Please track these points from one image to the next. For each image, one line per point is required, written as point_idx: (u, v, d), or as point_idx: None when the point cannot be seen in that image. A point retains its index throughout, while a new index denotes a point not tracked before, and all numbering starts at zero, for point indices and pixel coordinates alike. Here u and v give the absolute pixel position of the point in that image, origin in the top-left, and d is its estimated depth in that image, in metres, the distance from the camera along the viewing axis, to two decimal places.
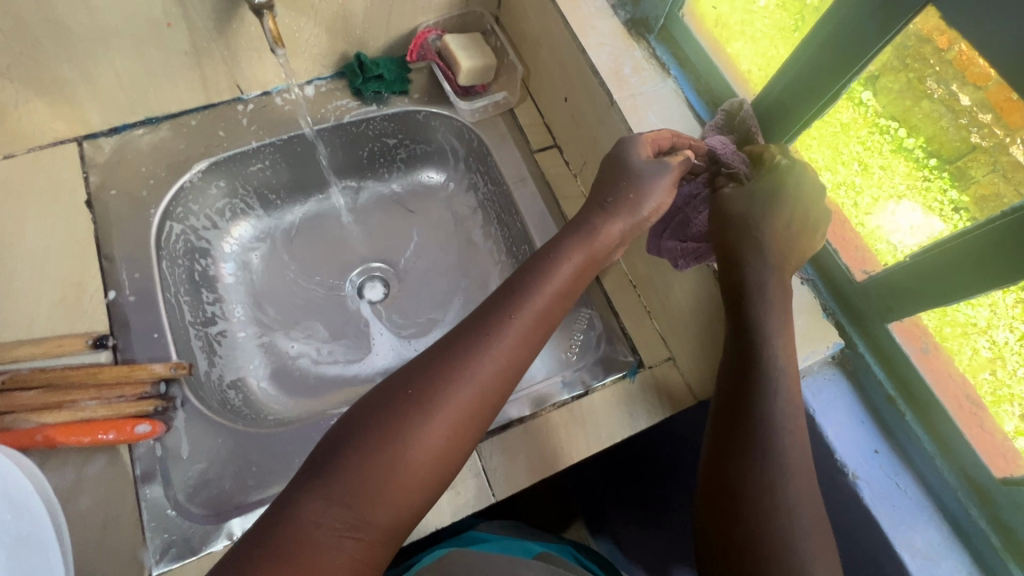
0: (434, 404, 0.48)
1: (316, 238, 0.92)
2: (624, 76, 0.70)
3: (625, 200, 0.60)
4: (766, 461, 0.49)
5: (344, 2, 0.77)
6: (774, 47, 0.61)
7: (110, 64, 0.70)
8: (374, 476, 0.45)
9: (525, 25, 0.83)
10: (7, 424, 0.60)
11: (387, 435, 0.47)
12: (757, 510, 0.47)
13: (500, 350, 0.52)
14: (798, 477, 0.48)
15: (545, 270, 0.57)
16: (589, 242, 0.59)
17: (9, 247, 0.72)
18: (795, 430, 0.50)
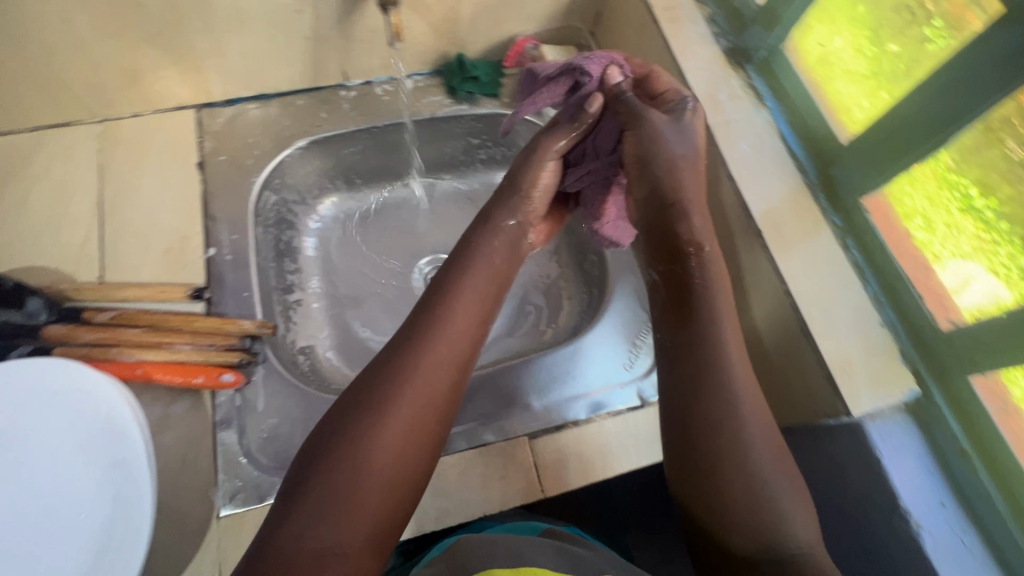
0: (395, 404, 0.52)
1: (392, 224, 0.96)
2: (720, 102, 0.71)
3: (522, 184, 0.70)
4: (719, 441, 0.52)
5: (456, 5, 0.81)
6: (859, 97, 0.63)
7: (239, 42, 0.76)
8: (348, 480, 0.48)
9: (623, 43, 0.86)
10: (111, 355, 0.66)
11: (348, 444, 0.49)
12: (729, 494, 0.51)
13: (441, 341, 0.56)
14: (752, 442, 0.52)
15: (470, 253, 0.64)
16: (512, 211, 0.69)
17: (127, 197, 0.78)
18: (733, 397, 0.53)
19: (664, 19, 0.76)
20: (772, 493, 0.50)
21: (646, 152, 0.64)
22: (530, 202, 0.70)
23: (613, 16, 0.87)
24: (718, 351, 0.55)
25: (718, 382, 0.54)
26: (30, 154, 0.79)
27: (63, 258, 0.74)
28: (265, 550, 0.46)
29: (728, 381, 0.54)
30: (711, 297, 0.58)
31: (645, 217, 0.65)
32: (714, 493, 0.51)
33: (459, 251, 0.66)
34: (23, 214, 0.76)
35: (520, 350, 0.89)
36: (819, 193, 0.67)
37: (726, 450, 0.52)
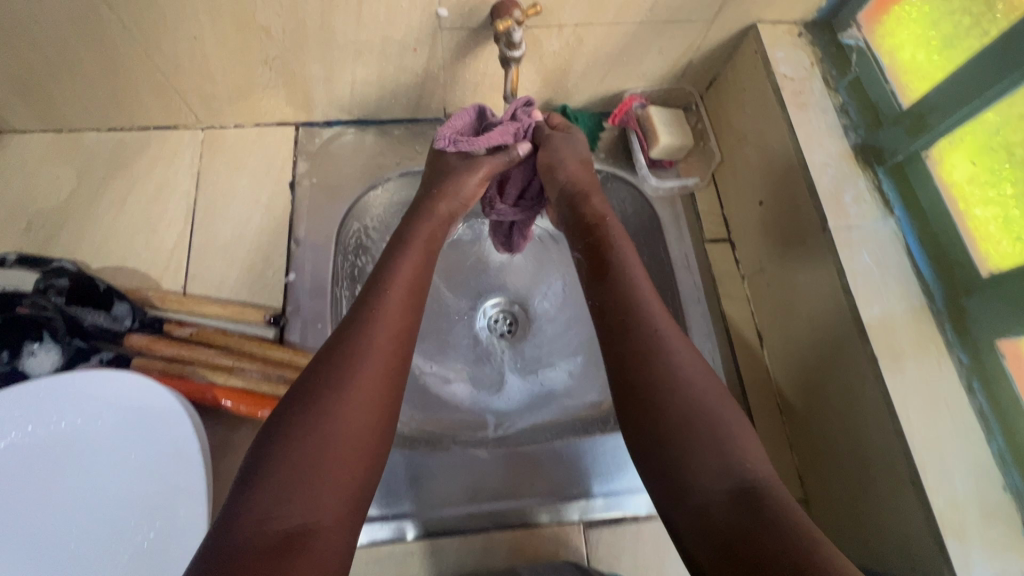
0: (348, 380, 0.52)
1: (465, 266, 0.96)
2: (843, 204, 0.66)
3: (444, 186, 0.71)
4: (654, 374, 0.54)
5: (570, 58, 0.78)
6: (976, 202, 0.60)
7: (351, 72, 0.76)
8: (311, 453, 0.47)
9: (736, 116, 0.81)
10: (185, 373, 0.66)
11: (306, 420, 0.48)
12: (673, 422, 0.52)
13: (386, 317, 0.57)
14: (690, 373, 0.54)
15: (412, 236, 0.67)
16: (445, 198, 0.71)
17: (220, 207, 0.79)
18: (660, 334, 0.56)
19: (792, 104, 0.71)
20: (724, 445, 0.50)
21: (552, 163, 0.71)
22: (461, 195, 0.71)
23: (728, 86, 0.83)
24: (641, 305, 0.58)
25: (648, 325, 0.57)
26: (136, 152, 0.81)
27: (152, 262, 0.75)
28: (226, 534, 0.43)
29: (652, 327, 0.57)
30: (626, 259, 0.63)
31: (563, 216, 0.71)
32: (673, 429, 0.51)
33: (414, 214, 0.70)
34: (121, 212, 0.78)
35: (578, 415, 0.86)
36: (946, 324, 0.61)
37: (661, 381, 0.54)
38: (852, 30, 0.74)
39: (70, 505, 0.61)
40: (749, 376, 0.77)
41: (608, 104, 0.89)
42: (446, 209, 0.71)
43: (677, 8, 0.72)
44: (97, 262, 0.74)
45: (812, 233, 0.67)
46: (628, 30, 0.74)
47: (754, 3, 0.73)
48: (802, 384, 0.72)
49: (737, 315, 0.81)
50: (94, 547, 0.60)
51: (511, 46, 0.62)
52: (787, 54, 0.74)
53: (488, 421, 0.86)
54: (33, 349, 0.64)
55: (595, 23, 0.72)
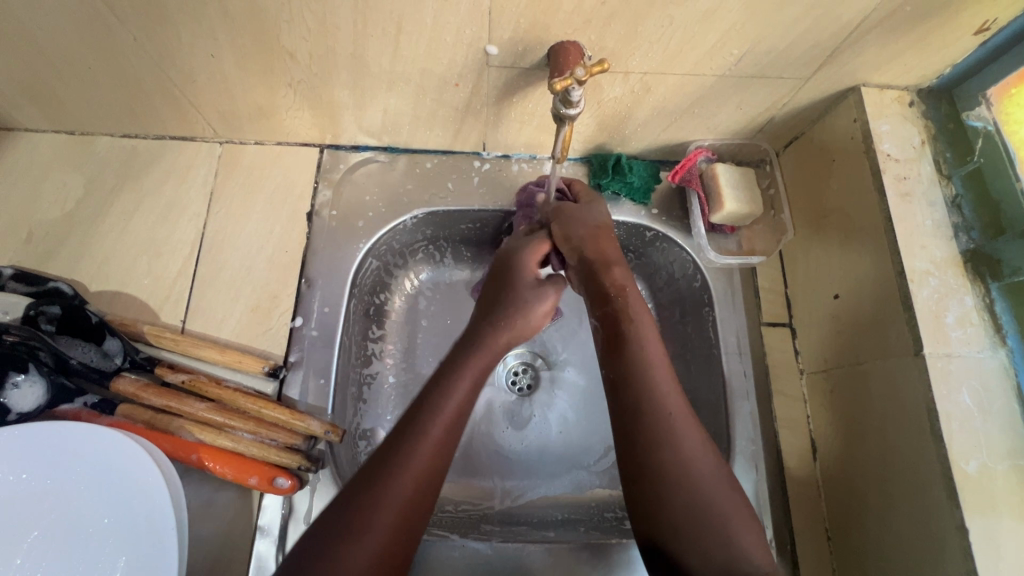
0: (392, 483, 0.47)
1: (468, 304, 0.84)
2: (944, 326, 0.55)
3: (512, 309, 0.59)
4: (660, 462, 0.50)
5: (633, 106, 0.68)
6: None
7: (384, 101, 0.68)
8: None
9: (819, 189, 0.70)
10: (171, 428, 0.61)
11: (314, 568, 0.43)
12: (674, 516, 0.49)
13: (432, 439, 0.49)
14: (698, 460, 0.50)
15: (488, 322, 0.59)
16: (515, 323, 0.58)
17: (230, 234, 0.73)
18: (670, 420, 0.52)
19: (894, 192, 0.60)
20: (717, 509, 0.49)
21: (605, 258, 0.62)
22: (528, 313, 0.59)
23: (814, 149, 0.71)
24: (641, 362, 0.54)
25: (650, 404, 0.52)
26: (148, 163, 0.75)
27: (153, 291, 0.70)
28: None
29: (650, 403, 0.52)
30: (640, 323, 0.57)
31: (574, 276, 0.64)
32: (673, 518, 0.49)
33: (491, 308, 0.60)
34: (127, 230, 0.72)
35: (592, 498, 0.76)
36: None
37: (669, 472, 0.50)
38: (981, 108, 0.61)
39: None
40: (796, 493, 0.66)
41: (668, 154, 0.79)
42: (512, 338, 0.59)
43: (768, 63, 0.61)
44: (96, 286, 0.69)
45: (898, 351, 0.57)
46: (705, 82, 0.64)
47: (862, 65, 0.61)
48: (856, 516, 0.61)
49: (793, 418, 0.69)
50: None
51: (568, 104, 0.53)
52: (893, 127, 0.63)
53: (492, 490, 0.76)
54: (17, 381, 0.59)
55: (668, 73, 0.62)
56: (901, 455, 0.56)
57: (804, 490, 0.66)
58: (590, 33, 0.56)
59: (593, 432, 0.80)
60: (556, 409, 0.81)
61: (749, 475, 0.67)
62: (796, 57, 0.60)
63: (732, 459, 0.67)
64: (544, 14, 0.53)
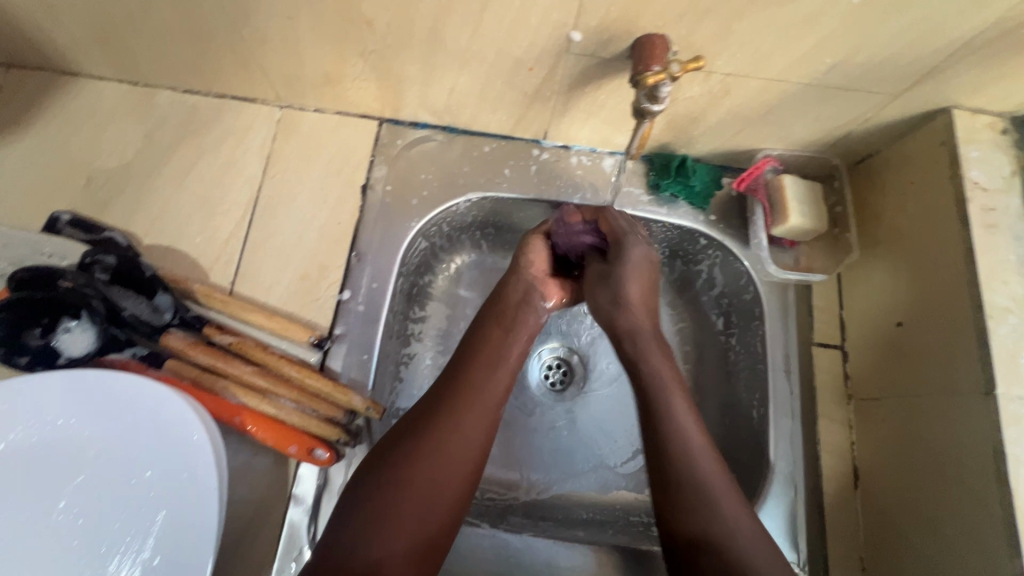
0: (484, 370, 0.57)
1: None
2: (1020, 367, 0.53)
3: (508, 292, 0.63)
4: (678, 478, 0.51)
5: (708, 107, 0.65)
6: None
7: (453, 79, 0.66)
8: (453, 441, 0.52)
9: (891, 212, 0.67)
10: (216, 388, 0.61)
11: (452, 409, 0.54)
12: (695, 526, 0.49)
13: (518, 332, 0.61)
14: (713, 479, 0.51)
15: (473, 382, 0.55)
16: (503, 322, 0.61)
17: (283, 200, 0.73)
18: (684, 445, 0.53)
19: (979, 223, 0.58)
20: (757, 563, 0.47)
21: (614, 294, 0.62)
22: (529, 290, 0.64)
23: (890, 170, 0.68)
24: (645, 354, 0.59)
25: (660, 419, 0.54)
26: (208, 121, 0.75)
27: (204, 250, 0.69)
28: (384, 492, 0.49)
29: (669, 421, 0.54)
30: (658, 378, 0.57)
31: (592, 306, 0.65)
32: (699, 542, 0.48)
33: (486, 345, 0.59)
34: (182, 186, 0.72)
35: (617, 500, 0.75)
36: None
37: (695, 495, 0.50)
38: None
39: (52, 528, 0.54)
40: (833, 519, 0.65)
41: (733, 160, 0.76)
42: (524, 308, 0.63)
43: (859, 76, 0.58)
44: (149, 239, 0.69)
45: (966, 388, 0.55)
46: (789, 90, 0.61)
47: (958, 86, 0.58)
48: (900, 553, 0.59)
49: (837, 444, 0.67)
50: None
51: (652, 100, 0.52)
52: (983, 154, 0.60)
53: (519, 482, 0.75)
54: (70, 326, 0.61)
55: (752, 76, 0.59)
56: (955, 495, 0.55)
57: (842, 517, 0.65)
58: (681, 28, 0.54)
59: (615, 431, 0.79)
60: (579, 401, 0.80)
61: (787, 497, 0.65)
62: (891, 72, 0.57)
63: (770, 478, 0.66)
64: (637, 3, 0.51)
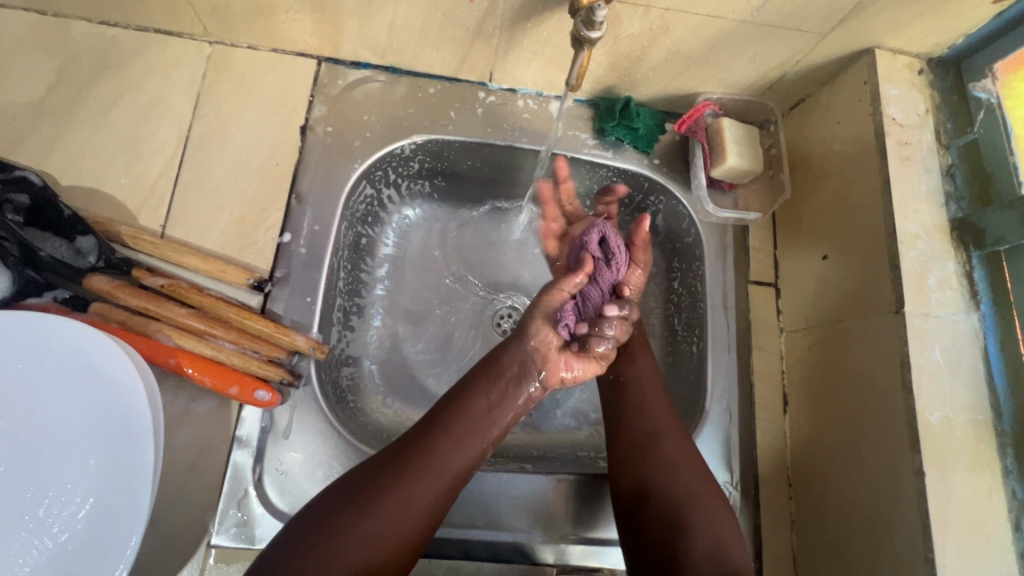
0: (444, 451, 0.52)
1: (469, 242, 0.84)
2: (926, 288, 0.57)
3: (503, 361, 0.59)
4: (648, 467, 0.57)
5: (649, 46, 0.66)
6: None
7: (391, 12, 0.64)
8: (385, 520, 0.48)
9: (820, 152, 0.71)
10: (148, 330, 0.58)
11: (394, 486, 0.49)
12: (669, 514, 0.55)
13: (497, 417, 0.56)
14: (676, 466, 0.57)
15: (437, 455, 0.52)
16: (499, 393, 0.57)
17: (217, 140, 0.69)
18: (683, 509, 0.55)
19: (895, 156, 0.61)
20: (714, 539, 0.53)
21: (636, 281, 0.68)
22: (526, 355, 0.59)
23: (820, 110, 0.71)
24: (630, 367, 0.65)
25: (677, 496, 0.56)
26: (129, 55, 0.70)
27: (131, 191, 0.66)
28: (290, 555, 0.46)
29: (666, 486, 0.56)
30: (641, 382, 0.64)
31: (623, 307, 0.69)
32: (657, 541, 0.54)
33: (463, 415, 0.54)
34: (104, 124, 0.68)
35: (566, 439, 0.76)
36: (1008, 447, 0.54)
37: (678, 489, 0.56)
38: (986, 80, 0.62)
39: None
40: (764, 442, 0.69)
41: (675, 105, 0.78)
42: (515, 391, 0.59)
43: (790, 14, 0.60)
44: (68, 179, 0.65)
45: (879, 311, 0.59)
46: (725, 27, 0.62)
47: (878, 26, 0.61)
48: (819, 466, 0.64)
49: (769, 374, 0.71)
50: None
51: (590, 25, 0.51)
52: (901, 92, 0.63)
53: None
54: None
55: (690, 11, 0.60)
56: (865, 408, 0.59)
57: (772, 439, 0.69)
58: None
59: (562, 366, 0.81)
60: None
61: (722, 421, 0.69)
62: (820, 9, 0.59)
63: (708, 405, 0.69)
64: None
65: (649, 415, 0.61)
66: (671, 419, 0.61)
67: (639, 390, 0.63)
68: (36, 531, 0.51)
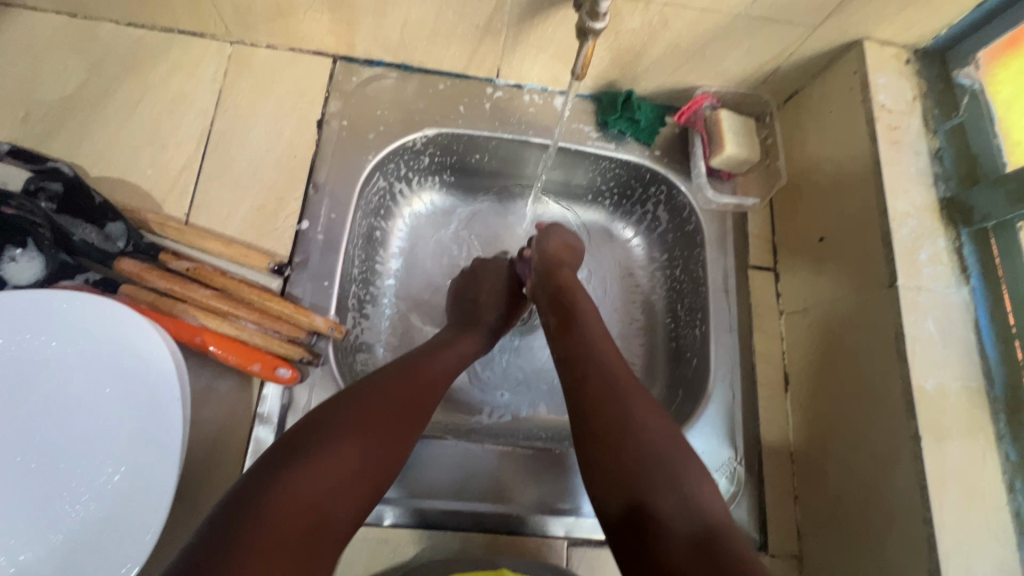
0: (395, 386, 0.54)
1: (476, 236, 0.87)
2: (918, 262, 0.60)
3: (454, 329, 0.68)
4: (603, 400, 0.52)
5: (648, 40, 0.69)
6: None
7: (405, 10, 0.67)
8: (344, 441, 0.47)
9: (814, 139, 0.74)
10: (174, 311, 0.61)
11: (348, 416, 0.49)
12: (635, 449, 0.48)
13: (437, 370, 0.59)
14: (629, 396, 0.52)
15: (385, 387, 0.53)
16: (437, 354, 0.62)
17: (238, 134, 0.73)
18: (664, 441, 0.49)
19: (885, 139, 0.64)
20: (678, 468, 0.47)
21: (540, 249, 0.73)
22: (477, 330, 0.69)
23: (814, 102, 0.75)
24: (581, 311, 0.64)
25: (626, 424, 0.50)
26: (155, 54, 0.73)
27: (157, 181, 0.69)
28: (242, 504, 0.41)
29: (640, 434, 0.49)
30: (588, 319, 0.62)
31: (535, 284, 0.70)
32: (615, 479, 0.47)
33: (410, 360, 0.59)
34: (131, 119, 0.71)
35: None
36: (1001, 414, 0.56)
37: (622, 418, 0.50)
38: (970, 68, 0.66)
39: (2, 453, 0.53)
40: (766, 420, 0.71)
41: (675, 98, 0.81)
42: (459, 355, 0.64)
43: (782, 8, 0.63)
44: (97, 171, 0.68)
45: (874, 286, 0.62)
46: (721, 21, 0.66)
47: (866, 18, 0.65)
48: (821, 440, 0.66)
49: (769, 354, 0.74)
50: (22, 507, 0.52)
51: (595, 17, 0.55)
52: (889, 81, 0.67)
53: (481, 407, 0.78)
54: (15, 255, 0.59)
55: (687, 6, 0.64)
56: (862, 381, 0.62)
57: (774, 416, 0.71)
58: None
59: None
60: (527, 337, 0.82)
61: (725, 399, 0.71)
62: (809, 2, 0.62)
63: (711, 384, 0.71)
64: None
65: (598, 351, 0.58)
66: (618, 358, 0.58)
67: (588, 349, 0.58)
68: (67, 501, 0.53)
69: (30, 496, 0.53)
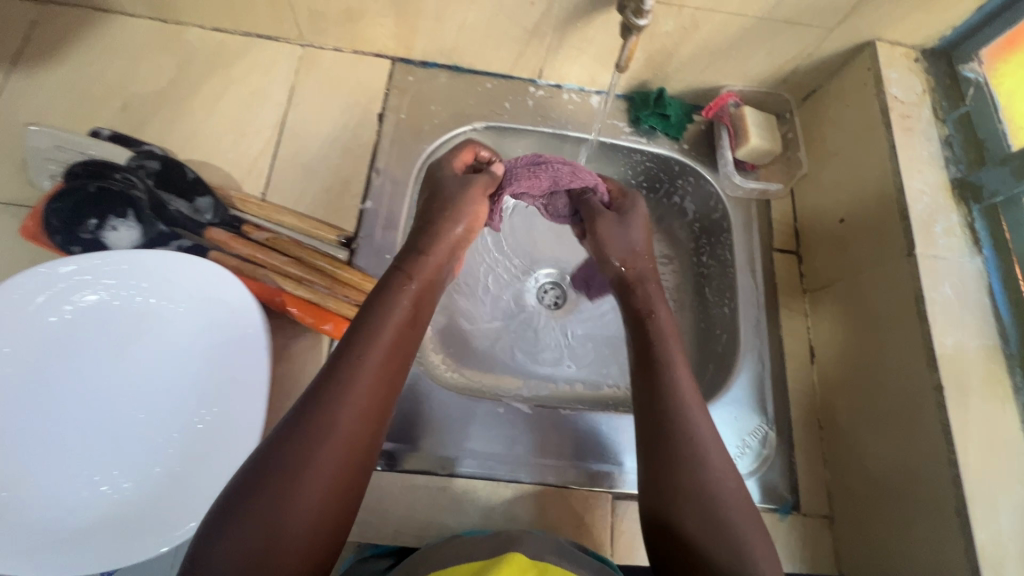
0: (351, 389, 0.47)
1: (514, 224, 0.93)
2: (933, 234, 0.66)
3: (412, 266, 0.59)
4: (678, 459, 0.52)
5: (680, 42, 0.77)
6: None
7: (463, 15, 0.76)
8: (305, 479, 0.43)
9: (832, 132, 0.81)
10: (257, 275, 0.68)
11: (304, 443, 0.44)
12: (705, 518, 0.49)
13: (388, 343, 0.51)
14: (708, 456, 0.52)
15: (338, 395, 0.47)
16: (389, 315, 0.53)
17: (308, 125, 0.80)
18: (731, 506, 0.50)
19: (899, 127, 0.71)
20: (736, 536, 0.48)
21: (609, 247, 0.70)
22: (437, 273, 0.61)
23: (831, 98, 0.82)
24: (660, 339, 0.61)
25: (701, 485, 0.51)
26: (236, 55, 0.82)
27: (237, 165, 0.76)
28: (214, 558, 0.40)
29: (712, 497, 0.50)
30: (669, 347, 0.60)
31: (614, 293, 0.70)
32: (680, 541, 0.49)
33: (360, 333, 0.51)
34: (214, 110, 0.79)
35: (608, 396, 0.84)
36: (1017, 369, 0.61)
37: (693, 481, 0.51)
38: (972, 64, 0.73)
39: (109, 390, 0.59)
40: (795, 388, 0.76)
41: (702, 97, 0.89)
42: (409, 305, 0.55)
43: (801, 11, 0.71)
44: (184, 155, 0.76)
45: (894, 257, 0.67)
46: (746, 24, 0.74)
47: (877, 21, 0.72)
48: (848, 404, 0.70)
49: (795, 328, 0.79)
50: (125, 442, 0.58)
51: (639, 14, 0.63)
52: (900, 76, 0.74)
53: (522, 381, 0.83)
54: (116, 224, 0.67)
55: (717, 10, 0.71)
56: (885, 344, 0.67)
57: (801, 385, 0.76)
58: None
59: (602, 328, 0.88)
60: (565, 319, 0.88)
61: (756, 368, 0.76)
62: (827, 6, 0.70)
63: (742, 354, 0.76)
64: None
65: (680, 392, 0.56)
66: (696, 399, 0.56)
67: (674, 391, 0.56)
68: (164, 437, 0.59)
69: (131, 433, 0.58)
